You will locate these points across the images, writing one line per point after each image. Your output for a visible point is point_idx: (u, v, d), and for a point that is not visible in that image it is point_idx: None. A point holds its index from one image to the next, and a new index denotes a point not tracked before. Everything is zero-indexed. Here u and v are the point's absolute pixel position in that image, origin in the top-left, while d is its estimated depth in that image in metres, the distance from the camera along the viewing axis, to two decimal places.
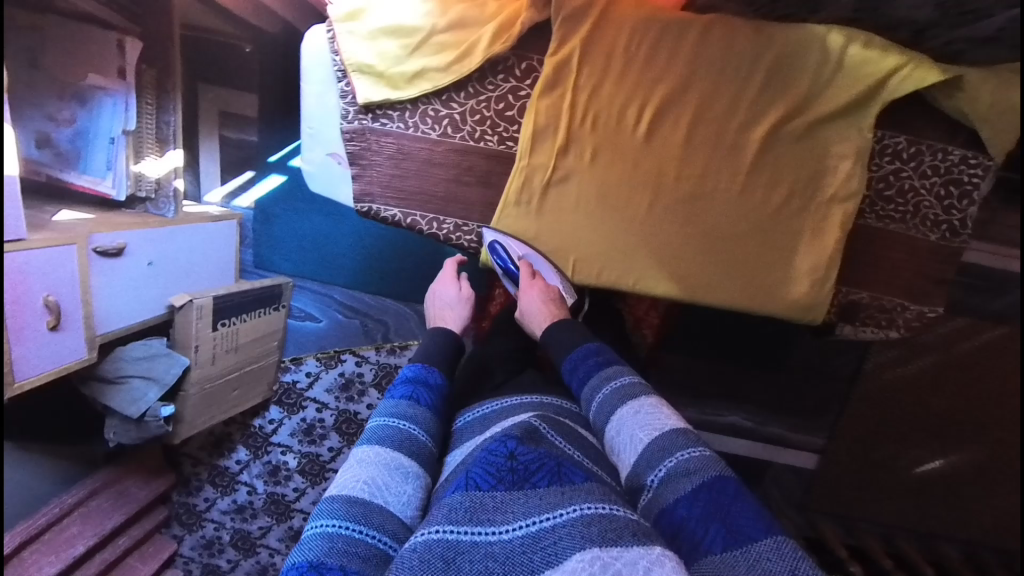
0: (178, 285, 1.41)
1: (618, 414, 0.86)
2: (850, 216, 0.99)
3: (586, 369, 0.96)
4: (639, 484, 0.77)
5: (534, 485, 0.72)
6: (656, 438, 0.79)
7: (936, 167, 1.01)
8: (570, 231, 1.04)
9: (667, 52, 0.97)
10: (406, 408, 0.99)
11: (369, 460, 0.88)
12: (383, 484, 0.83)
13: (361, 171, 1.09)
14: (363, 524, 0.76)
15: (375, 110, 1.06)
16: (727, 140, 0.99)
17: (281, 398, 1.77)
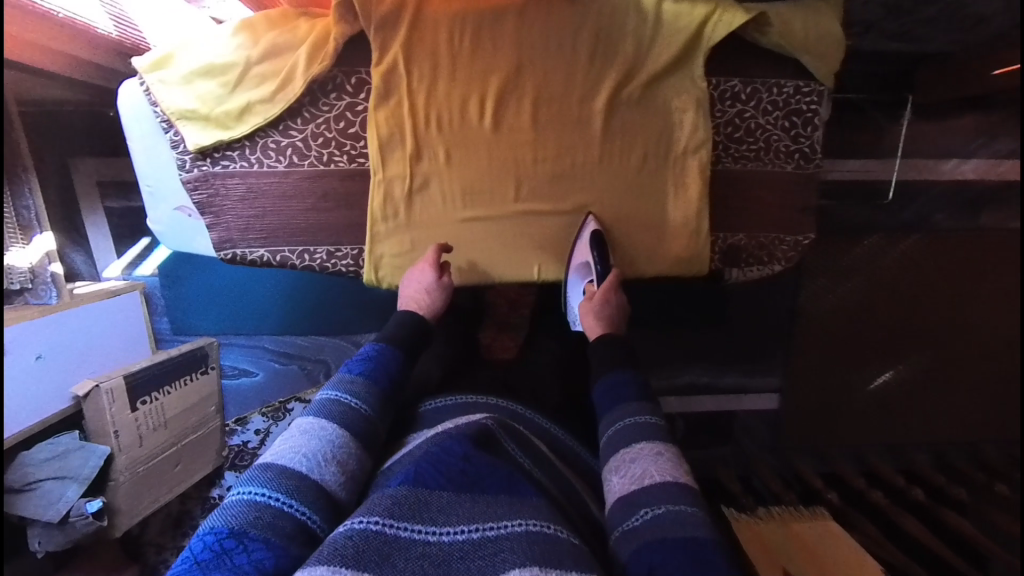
0: (80, 372, 1.33)
1: (627, 447, 0.86)
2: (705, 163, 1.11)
3: (613, 398, 0.97)
4: (620, 512, 0.77)
5: (485, 491, 0.76)
6: (652, 470, 0.80)
7: (774, 102, 1.12)
8: (449, 229, 1.12)
9: (493, 43, 1.05)
10: (353, 380, 0.94)
11: (305, 432, 0.84)
12: (311, 459, 0.80)
13: (215, 218, 1.10)
14: (286, 495, 0.73)
15: (211, 155, 1.07)
16: (565, 118, 1.08)
17: (234, 462, 1.67)
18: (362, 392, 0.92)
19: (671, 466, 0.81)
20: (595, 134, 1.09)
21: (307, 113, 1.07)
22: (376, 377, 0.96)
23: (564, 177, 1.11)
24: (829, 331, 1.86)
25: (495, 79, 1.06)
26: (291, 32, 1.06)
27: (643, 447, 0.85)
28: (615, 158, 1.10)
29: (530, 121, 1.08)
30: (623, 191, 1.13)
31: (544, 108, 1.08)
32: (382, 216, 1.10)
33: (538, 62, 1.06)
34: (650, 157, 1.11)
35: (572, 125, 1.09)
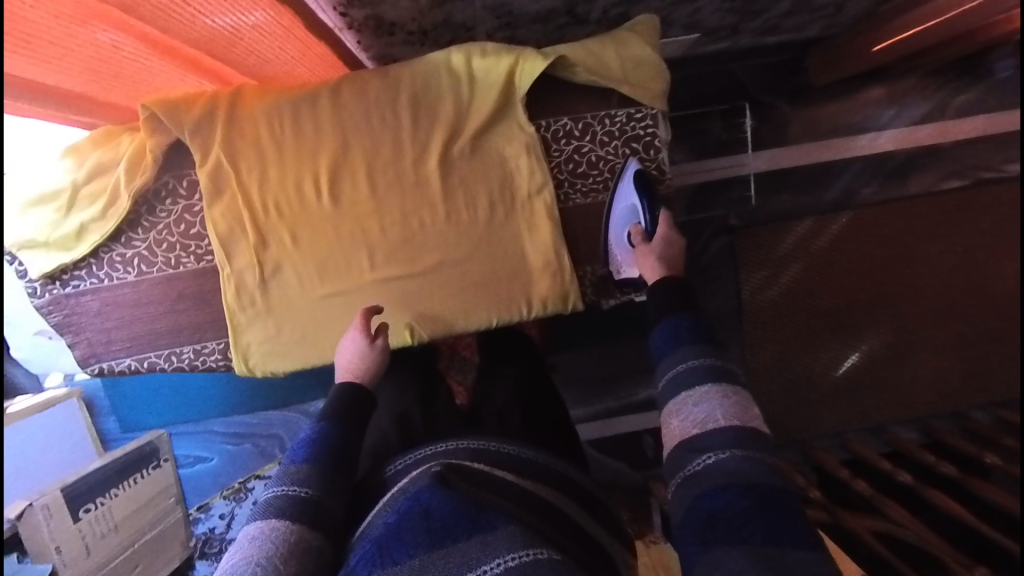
0: (11, 494, 1.32)
1: (683, 390, 0.76)
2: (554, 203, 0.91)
3: (672, 346, 0.82)
4: (677, 458, 0.72)
5: (455, 540, 0.64)
6: (716, 412, 0.71)
7: (610, 133, 0.88)
8: (307, 316, 0.90)
9: (311, 122, 0.85)
10: (299, 463, 0.74)
11: (258, 534, 0.66)
12: (266, 564, 0.62)
13: (76, 336, 0.90)
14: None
15: (59, 275, 0.88)
16: (410, 193, 0.88)
17: (203, 550, 1.61)
18: (312, 471, 0.73)
19: (732, 407, 0.71)
20: (452, 200, 0.89)
21: (138, 217, 0.87)
22: (328, 453, 0.76)
23: (412, 243, 0.89)
24: (782, 323, 1.80)
25: (318, 157, 0.85)
26: (114, 149, 0.87)
27: (688, 396, 0.75)
28: (495, 222, 0.90)
29: (369, 197, 0.87)
30: (480, 255, 0.91)
31: (383, 185, 0.87)
32: (240, 305, 0.89)
33: (362, 132, 0.85)
34: (523, 191, 0.90)
35: (420, 199, 0.88)
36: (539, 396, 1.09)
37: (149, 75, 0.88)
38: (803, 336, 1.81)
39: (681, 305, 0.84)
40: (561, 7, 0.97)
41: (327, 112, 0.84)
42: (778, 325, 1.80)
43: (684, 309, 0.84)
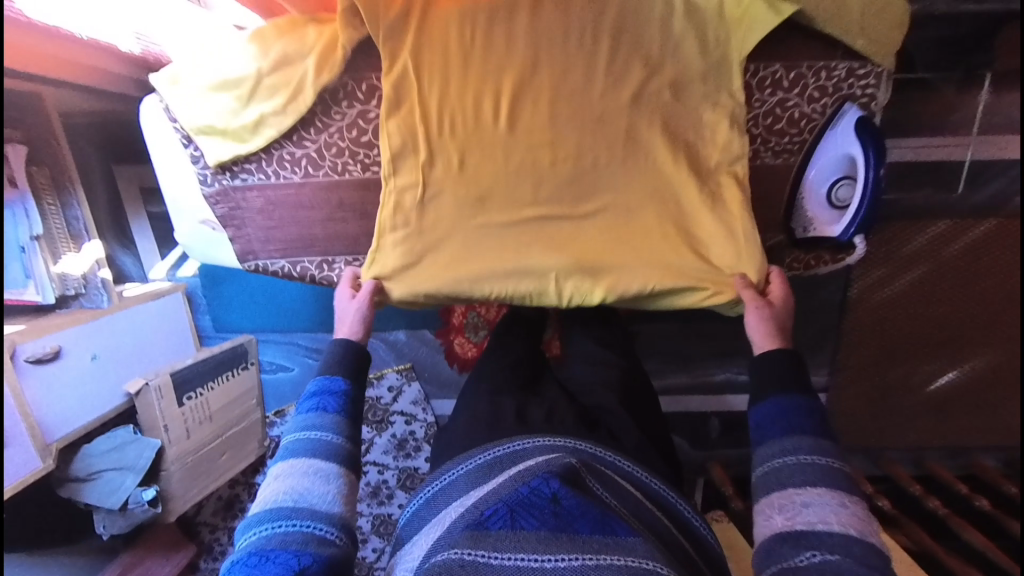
0: (131, 372, 1.41)
1: (788, 483, 0.70)
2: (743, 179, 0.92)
3: (791, 479, 0.70)
4: (773, 550, 0.66)
5: (578, 532, 0.68)
6: (827, 516, 0.65)
7: (822, 87, 0.89)
8: (459, 244, 0.92)
9: (506, 38, 0.87)
10: (328, 413, 0.79)
11: (292, 468, 0.73)
12: (310, 494, 0.70)
13: (236, 232, 0.94)
14: (301, 523, 0.66)
15: (231, 167, 0.90)
16: (589, 124, 0.89)
17: None
18: (340, 420, 0.79)
19: (840, 515, 0.65)
20: (618, 144, 0.90)
21: (313, 116, 0.88)
22: (349, 408, 0.81)
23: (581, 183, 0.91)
24: (889, 326, 1.65)
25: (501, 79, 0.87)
26: (299, 39, 0.86)
27: (796, 493, 0.69)
28: (647, 172, 0.91)
29: (545, 124, 0.89)
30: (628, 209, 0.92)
31: (559, 114, 0.88)
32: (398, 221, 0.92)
33: (555, 60, 0.88)
34: (684, 136, 0.91)
35: (589, 137, 0.89)
36: (640, 402, 1.05)
37: None
38: (903, 345, 1.65)
39: (796, 381, 0.79)
40: None
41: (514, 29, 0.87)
42: (882, 335, 1.65)
43: (797, 388, 0.79)
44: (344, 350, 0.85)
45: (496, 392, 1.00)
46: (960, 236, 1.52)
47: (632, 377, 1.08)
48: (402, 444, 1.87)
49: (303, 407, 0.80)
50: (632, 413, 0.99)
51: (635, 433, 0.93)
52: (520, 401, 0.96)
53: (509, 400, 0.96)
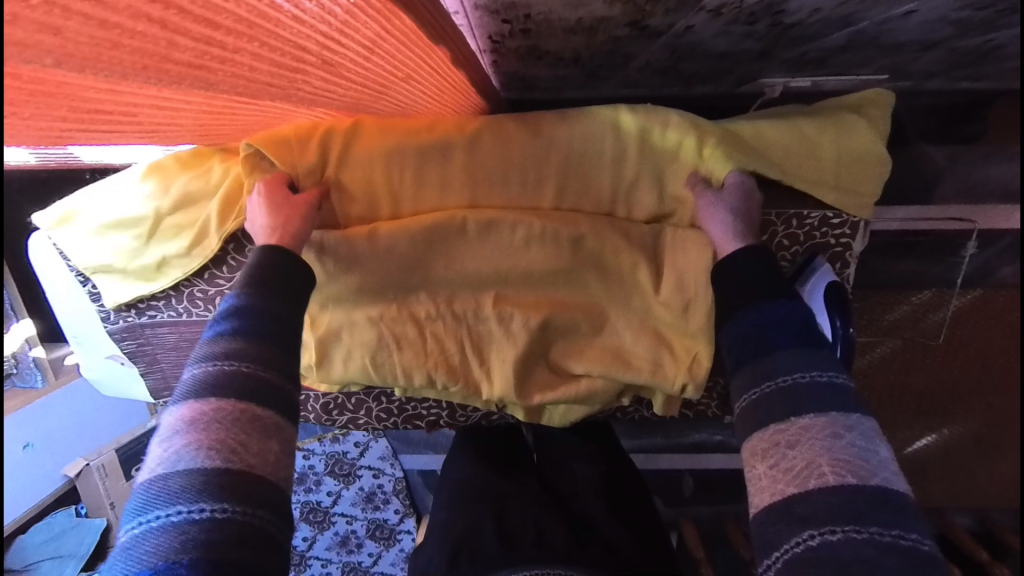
0: (72, 451, 1.34)
1: (761, 422, 0.54)
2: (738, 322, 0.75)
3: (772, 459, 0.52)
4: (769, 537, 0.49)
5: None
6: (814, 463, 0.49)
7: (794, 236, 0.69)
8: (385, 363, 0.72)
9: (436, 174, 0.69)
10: (215, 338, 0.55)
11: (176, 421, 0.51)
12: (188, 457, 0.49)
13: (149, 366, 0.80)
14: (179, 503, 0.46)
15: (136, 306, 0.74)
16: (551, 275, 0.71)
17: (307, 517, 1.83)
18: (241, 345, 0.55)
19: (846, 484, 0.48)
20: (593, 293, 0.72)
21: (223, 254, 0.71)
22: (252, 323, 0.57)
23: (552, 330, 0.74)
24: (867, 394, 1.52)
25: (417, 225, 0.69)
26: (202, 176, 0.69)
27: (779, 431, 0.53)
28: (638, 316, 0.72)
29: (500, 271, 0.71)
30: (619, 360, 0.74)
31: (514, 265, 0.71)
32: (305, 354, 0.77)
33: (504, 200, 0.70)
34: (677, 281, 0.70)
35: (566, 289, 0.72)
36: (632, 506, 0.90)
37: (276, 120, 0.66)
38: (891, 404, 1.53)
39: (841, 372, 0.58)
40: (755, 51, 0.73)
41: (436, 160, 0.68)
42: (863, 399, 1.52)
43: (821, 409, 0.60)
44: (257, 262, 0.60)
45: (476, 501, 0.86)
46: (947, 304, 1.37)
47: (611, 476, 0.92)
48: (370, 497, 1.83)
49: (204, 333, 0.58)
50: (619, 513, 0.86)
51: (632, 544, 0.80)
52: (499, 516, 0.83)
53: (485, 508, 0.84)
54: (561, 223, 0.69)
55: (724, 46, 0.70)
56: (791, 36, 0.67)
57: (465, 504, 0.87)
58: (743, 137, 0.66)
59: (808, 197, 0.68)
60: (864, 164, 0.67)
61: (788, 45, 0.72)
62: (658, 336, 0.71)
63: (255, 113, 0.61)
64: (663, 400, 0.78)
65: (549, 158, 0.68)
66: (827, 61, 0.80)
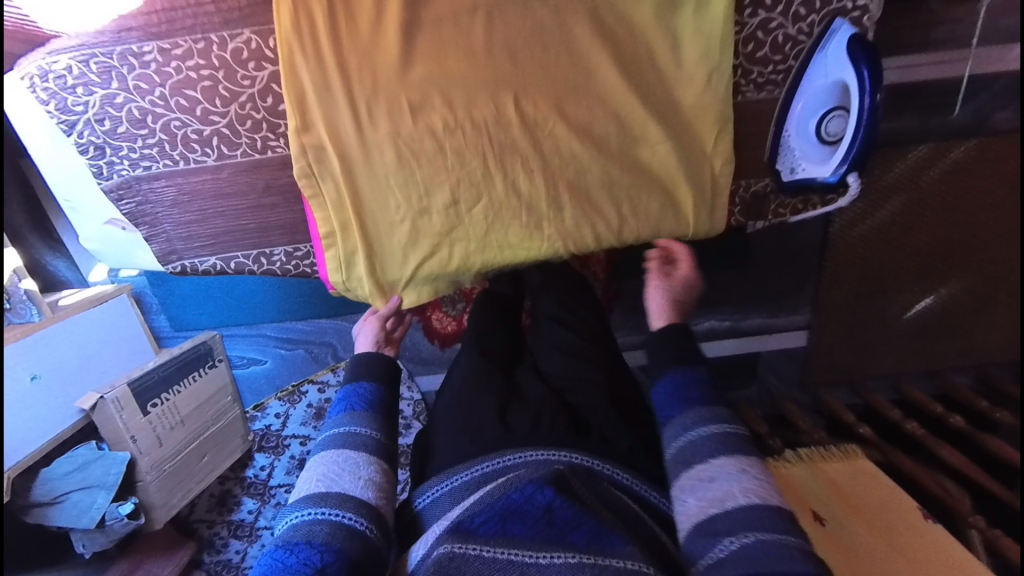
0: (82, 385, 1.31)
1: (696, 461, 0.59)
2: (764, 111, 0.73)
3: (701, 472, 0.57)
4: (692, 543, 0.53)
5: (573, 544, 0.52)
6: (733, 495, 0.54)
7: (810, 3, 0.67)
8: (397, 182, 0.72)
9: None
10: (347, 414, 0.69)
11: (325, 456, 0.64)
12: (340, 480, 0.61)
13: (150, 230, 0.76)
14: (327, 518, 0.56)
15: (129, 156, 0.70)
16: (565, 72, 0.69)
17: None
18: (369, 418, 0.68)
19: (760, 515, 0.52)
20: (605, 90, 0.70)
21: (215, 83, 0.67)
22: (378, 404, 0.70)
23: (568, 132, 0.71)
24: (862, 275, 1.24)
25: (422, 29, 0.66)
26: None
27: (701, 469, 0.58)
28: (653, 111, 0.70)
29: (509, 69, 0.68)
30: (628, 165, 0.73)
31: (524, 59, 0.68)
32: (308, 185, 0.72)
33: None
34: (690, 60, 0.68)
35: (581, 90, 0.70)
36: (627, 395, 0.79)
37: None
38: (882, 280, 1.24)
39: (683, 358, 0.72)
40: None
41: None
42: (864, 276, 1.25)
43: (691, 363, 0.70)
44: (373, 366, 0.75)
45: (472, 391, 0.74)
46: (941, 158, 1.10)
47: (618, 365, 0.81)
48: None
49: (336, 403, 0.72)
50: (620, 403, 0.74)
51: (628, 436, 0.68)
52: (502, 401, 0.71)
53: (484, 397, 0.71)
54: (571, 8, 0.66)
55: None
56: None
57: (459, 399, 0.74)
58: None
59: None
60: None
61: None
62: (672, 125, 0.71)
63: None
64: (693, 204, 0.75)
65: None
66: None
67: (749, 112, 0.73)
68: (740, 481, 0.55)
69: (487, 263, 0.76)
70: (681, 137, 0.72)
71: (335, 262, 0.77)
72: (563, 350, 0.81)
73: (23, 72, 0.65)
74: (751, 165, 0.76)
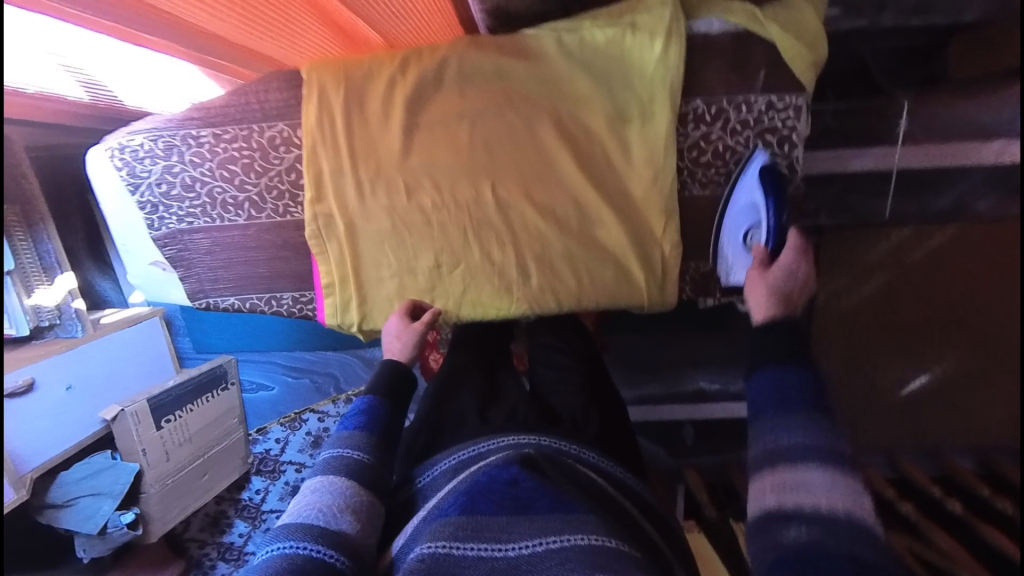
0: (106, 398, 1.46)
1: (776, 447, 0.58)
2: (707, 206, 0.84)
3: (776, 445, 0.58)
4: (763, 525, 0.56)
5: (536, 511, 0.63)
6: (808, 481, 0.55)
7: (744, 121, 0.79)
8: (390, 246, 0.86)
9: (432, 75, 0.78)
10: (349, 432, 0.75)
11: (322, 486, 0.68)
12: (334, 516, 0.64)
13: (186, 272, 0.90)
14: (315, 546, 0.59)
15: (177, 213, 0.86)
16: (535, 165, 0.82)
17: None
18: (368, 440, 0.74)
19: (829, 486, 0.54)
20: (569, 180, 0.82)
21: (251, 161, 0.83)
22: (378, 425, 0.76)
23: (535, 214, 0.84)
24: None
25: (419, 127, 0.80)
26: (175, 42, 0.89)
27: (780, 455, 0.58)
28: (611, 201, 0.82)
29: (487, 160, 0.82)
30: (586, 245, 0.85)
31: (501, 153, 0.81)
32: (318, 245, 0.87)
33: (490, 93, 0.78)
34: (641, 161, 0.79)
35: (549, 180, 0.82)
36: (605, 399, 0.91)
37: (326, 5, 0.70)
38: (865, 356, 1.30)
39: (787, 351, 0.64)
40: None
41: (429, 62, 0.78)
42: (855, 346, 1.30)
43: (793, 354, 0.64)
44: (382, 374, 0.82)
45: (456, 392, 0.89)
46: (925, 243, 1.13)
47: (594, 393, 0.89)
48: None
49: (340, 426, 0.77)
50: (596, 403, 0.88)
51: (597, 421, 0.84)
52: (483, 401, 0.86)
53: (469, 399, 0.86)
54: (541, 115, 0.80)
55: None
56: None
57: (446, 397, 0.88)
58: (695, 41, 0.76)
59: (757, 82, 0.77)
60: (814, 45, 0.74)
61: None
62: (627, 213, 0.83)
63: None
64: (646, 278, 0.85)
65: (529, 54, 0.77)
66: None
67: (695, 206, 0.84)
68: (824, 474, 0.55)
69: (461, 317, 0.90)
70: (633, 223, 0.83)
71: (332, 308, 0.90)
72: (553, 366, 0.93)
73: (106, 146, 0.83)
74: (698, 248, 0.86)
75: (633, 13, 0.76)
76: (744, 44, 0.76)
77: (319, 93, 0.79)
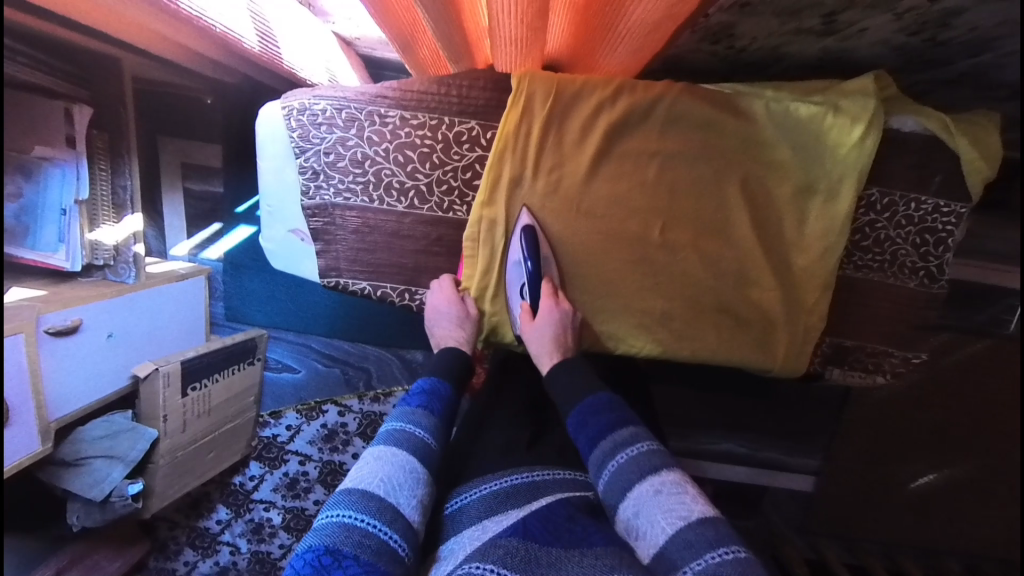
0: (140, 353, 1.32)
1: (608, 456, 0.64)
2: (852, 285, 0.87)
3: (588, 435, 0.67)
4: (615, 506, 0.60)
5: (591, 543, 0.55)
6: (638, 439, 0.64)
7: (910, 217, 0.83)
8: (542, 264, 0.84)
9: (637, 109, 0.80)
10: (414, 408, 0.71)
11: (387, 457, 0.63)
12: (397, 491, 0.59)
13: (325, 246, 0.86)
14: (374, 523, 0.54)
15: (338, 188, 0.83)
16: (708, 214, 0.83)
17: (325, 479, 1.57)
18: (435, 422, 0.70)
19: (650, 439, 0.65)
20: (738, 236, 0.83)
21: (431, 151, 0.82)
22: (442, 409, 0.73)
23: (694, 259, 0.84)
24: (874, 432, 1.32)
25: (609, 155, 0.81)
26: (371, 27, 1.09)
27: (617, 453, 0.63)
28: (770, 263, 0.84)
29: (667, 202, 0.83)
30: (732, 302, 0.86)
31: (679, 198, 0.83)
32: (472, 246, 0.84)
33: (690, 140, 0.81)
34: (812, 234, 0.83)
35: (718, 232, 0.84)
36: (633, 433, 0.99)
37: (550, 30, 0.76)
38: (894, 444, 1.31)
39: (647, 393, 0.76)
40: (888, 70, 0.90)
41: (642, 97, 0.79)
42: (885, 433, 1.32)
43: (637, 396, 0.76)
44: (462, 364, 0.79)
45: None
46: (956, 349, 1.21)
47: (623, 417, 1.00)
48: None
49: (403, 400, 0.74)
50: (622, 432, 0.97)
51: None
52: None
53: None
54: (728, 173, 0.82)
55: (869, 58, 0.87)
56: (921, 61, 0.85)
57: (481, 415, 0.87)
58: (888, 135, 0.81)
59: (931, 185, 0.82)
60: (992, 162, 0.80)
61: (913, 68, 0.89)
62: (783, 279, 0.85)
63: (560, 24, 0.74)
64: (785, 345, 0.87)
65: (733, 110, 0.80)
66: (929, 96, 0.98)
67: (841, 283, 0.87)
68: (647, 464, 0.61)
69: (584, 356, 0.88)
70: (783, 287, 0.85)
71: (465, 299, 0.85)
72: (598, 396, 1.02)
73: (286, 103, 0.80)
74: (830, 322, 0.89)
75: (836, 94, 0.80)
76: (930, 149, 0.81)
77: (523, 101, 0.79)
